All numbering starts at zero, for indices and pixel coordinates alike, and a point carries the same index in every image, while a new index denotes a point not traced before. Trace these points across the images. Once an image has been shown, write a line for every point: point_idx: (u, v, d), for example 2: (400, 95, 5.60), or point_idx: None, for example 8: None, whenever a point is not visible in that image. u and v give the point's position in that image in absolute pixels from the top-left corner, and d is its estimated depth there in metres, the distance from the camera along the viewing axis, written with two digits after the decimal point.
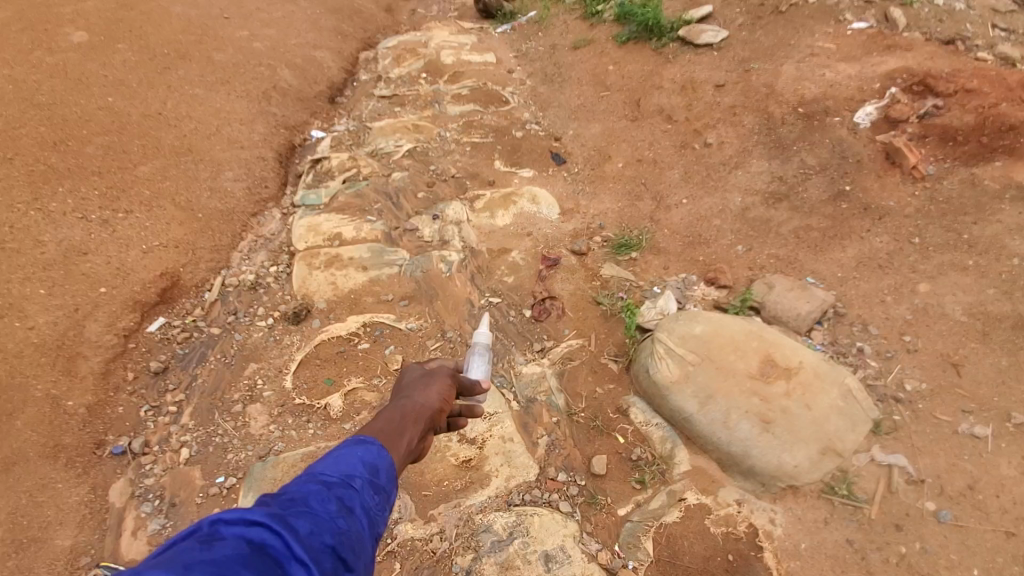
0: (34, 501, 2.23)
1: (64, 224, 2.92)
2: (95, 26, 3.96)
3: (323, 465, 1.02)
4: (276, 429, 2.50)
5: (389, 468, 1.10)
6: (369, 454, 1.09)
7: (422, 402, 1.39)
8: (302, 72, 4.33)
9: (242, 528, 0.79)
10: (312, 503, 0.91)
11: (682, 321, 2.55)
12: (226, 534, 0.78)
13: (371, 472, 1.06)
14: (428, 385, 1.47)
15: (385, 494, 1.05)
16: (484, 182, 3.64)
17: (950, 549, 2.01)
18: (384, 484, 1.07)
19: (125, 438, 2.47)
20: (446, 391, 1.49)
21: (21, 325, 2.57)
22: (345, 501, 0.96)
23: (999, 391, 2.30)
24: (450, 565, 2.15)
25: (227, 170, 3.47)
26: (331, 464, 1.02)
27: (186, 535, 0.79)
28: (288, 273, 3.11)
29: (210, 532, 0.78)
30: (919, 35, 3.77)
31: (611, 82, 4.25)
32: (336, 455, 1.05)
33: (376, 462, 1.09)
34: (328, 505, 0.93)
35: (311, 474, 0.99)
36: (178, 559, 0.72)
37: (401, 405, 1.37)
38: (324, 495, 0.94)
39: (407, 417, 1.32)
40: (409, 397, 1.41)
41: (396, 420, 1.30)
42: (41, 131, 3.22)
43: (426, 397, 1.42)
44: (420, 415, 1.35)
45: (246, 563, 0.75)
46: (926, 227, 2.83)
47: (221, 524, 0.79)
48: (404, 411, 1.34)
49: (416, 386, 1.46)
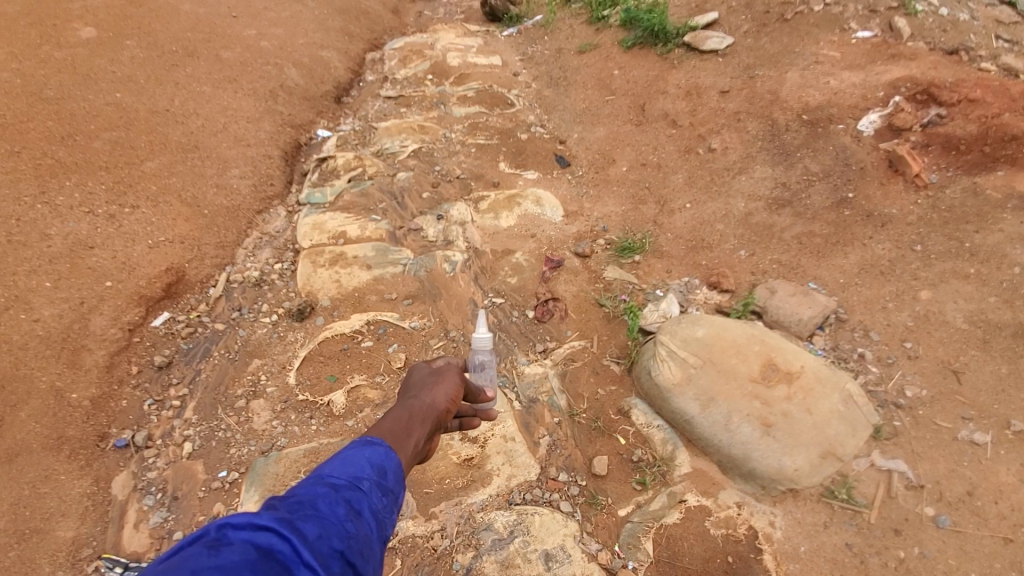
0: (37, 492, 2.23)
1: (70, 218, 2.93)
2: (103, 23, 3.99)
3: (331, 467, 1.03)
4: (279, 425, 2.51)
5: (396, 470, 1.12)
6: (375, 456, 1.11)
7: (429, 403, 1.40)
8: (309, 71, 4.35)
9: (250, 532, 0.80)
10: (320, 507, 0.92)
11: (684, 324, 2.57)
12: (233, 539, 0.78)
13: (378, 475, 1.07)
14: (436, 385, 1.48)
15: (392, 496, 1.06)
16: (488, 183, 3.66)
17: (948, 554, 2.02)
18: (391, 486, 1.08)
19: (128, 431, 2.48)
20: (454, 391, 1.50)
21: (26, 317, 2.58)
22: (353, 504, 0.97)
23: (999, 398, 2.31)
24: (450, 563, 2.15)
25: (234, 167, 3.48)
26: (338, 466, 1.04)
27: (194, 539, 0.79)
28: (293, 270, 3.13)
29: (217, 537, 0.79)
30: (924, 44, 3.81)
31: (616, 86, 4.27)
32: (344, 457, 1.07)
33: (383, 464, 1.10)
34: (337, 508, 0.94)
35: (319, 476, 1.00)
36: (187, 564, 0.73)
37: (409, 405, 1.38)
38: (332, 498, 0.95)
39: (414, 417, 1.33)
40: (417, 397, 1.42)
41: (403, 420, 1.31)
42: (49, 125, 3.23)
43: (434, 397, 1.43)
44: (427, 415, 1.36)
45: (255, 569, 0.76)
46: (928, 235, 2.85)
47: (228, 529, 0.80)
48: (412, 411, 1.35)
49: (424, 386, 1.48)
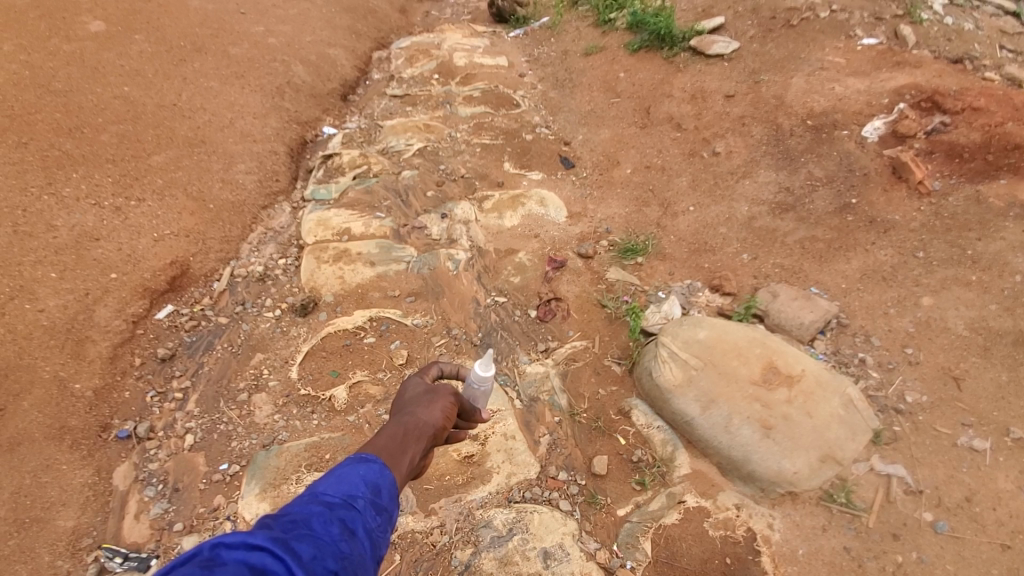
0: (39, 481, 2.24)
1: (77, 209, 2.95)
2: (112, 16, 4.00)
3: (325, 485, 1.04)
4: (281, 419, 2.52)
5: (390, 488, 1.13)
6: (371, 473, 1.12)
7: (425, 419, 1.41)
8: (316, 69, 4.37)
9: (244, 552, 0.81)
10: (314, 526, 0.94)
11: (686, 326, 2.58)
12: (227, 559, 0.80)
13: (373, 492, 1.08)
14: (431, 402, 1.49)
15: (387, 514, 1.07)
16: (492, 183, 3.67)
17: (946, 560, 2.02)
18: (386, 503, 1.09)
19: (130, 422, 2.49)
20: (449, 407, 1.51)
21: (31, 307, 2.59)
22: (347, 522, 0.98)
23: (999, 405, 2.32)
24: (449, 559, 2.16)
25: (240, 162, 3.50)
26: (333, 483, 1.05)
27: (187, 558, 0.81)
28: (297, 266, 3.14)
29: (211, 557, 0.80)
30: (929, 52, 3.82)
31: (622, 89, 4.29)
32: (338, 474, 1.08)
33: (378, 481, 1.11)
34: (331, 527, 0.95)
35: (314, 495, 1.01)
36: None
37: (405, 421, 1.39)
38: (326, 517, 0.97)
39: (409, 434, 1.34)
40: (413, 414, 1.43)
41: (399, 437, 1.32)
42: (56, 117, 3.25)
43: (430, 414, 1.44)
44: (423, 432, 1.37)
45: None
46: (931, 242, 2.86)
47: (222, 549, 0.81)
48: (407, 427, 1.36)
49: (419, 403, 1.49)
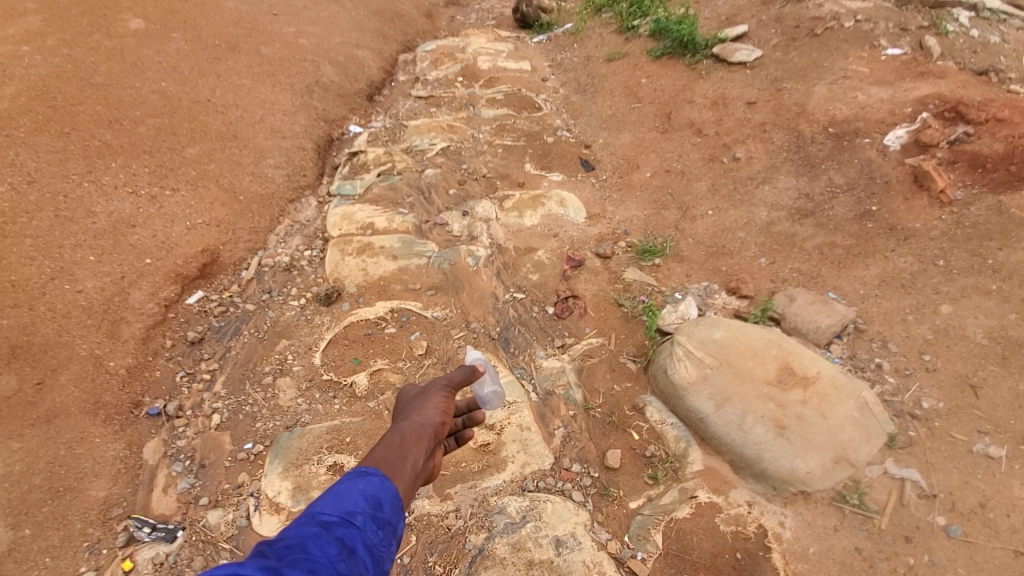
0: (73, 452, 2.33)
1: (115, 197, 3.07)
2: (152, 15, 4.15)
3: (324, 504, 1.10)
4: (303, 402, 2.60)
5: (391, 499, 1.19)
6: (371, 487, 1.18)
7: (423, 422, 1.47)
8: (344, 70, 4.48)
9: None
10: (310, 549, 0.98)
11: (702, 326, 2.60)
12: None
13: (373, 507, 1.14)
14: (425, 403, 1.56)
15: (389, 527, 1.13)
16: (513, 183, 3.73)
17: (959, 563, 2.01)
18: (387, 517, 1.15)
19: (160, 400, 2.58)
20: (444, 404, 1.58)
21: (70, 287, 2.70)
22: (346, 541, 1.03)
23: (1016, 414, 2.31)
24: (463, 543, 2.21)
25: (270, 156, 3.61)
26: (331, 502, 1.10)
27: None
28: (321, 257, 3.23)
29: None
30: (953, 63, 3.83)
31: (643, 94, 4.34)
32: (337, 491, 1.14)
33: (378, 495, 1.17)
34: (328, 548, 1.00)
35: (311, 515, 1.07)
36: None
37: (403, 427, 1.46)
38: (323, 538, 1.01)
39: (409, 438, 1.40)
40: (409, 419, 1.50)
41: (398, 443, 1.38)
42: (97, 109, 3.38)
43: (425, 415, 1.51)
44: (422, 434, 1.43)
45: None
46: (951, 250, 2.85)
47: None
48: (407, 433, 1.43)
49: (414, 407, 1.56)
